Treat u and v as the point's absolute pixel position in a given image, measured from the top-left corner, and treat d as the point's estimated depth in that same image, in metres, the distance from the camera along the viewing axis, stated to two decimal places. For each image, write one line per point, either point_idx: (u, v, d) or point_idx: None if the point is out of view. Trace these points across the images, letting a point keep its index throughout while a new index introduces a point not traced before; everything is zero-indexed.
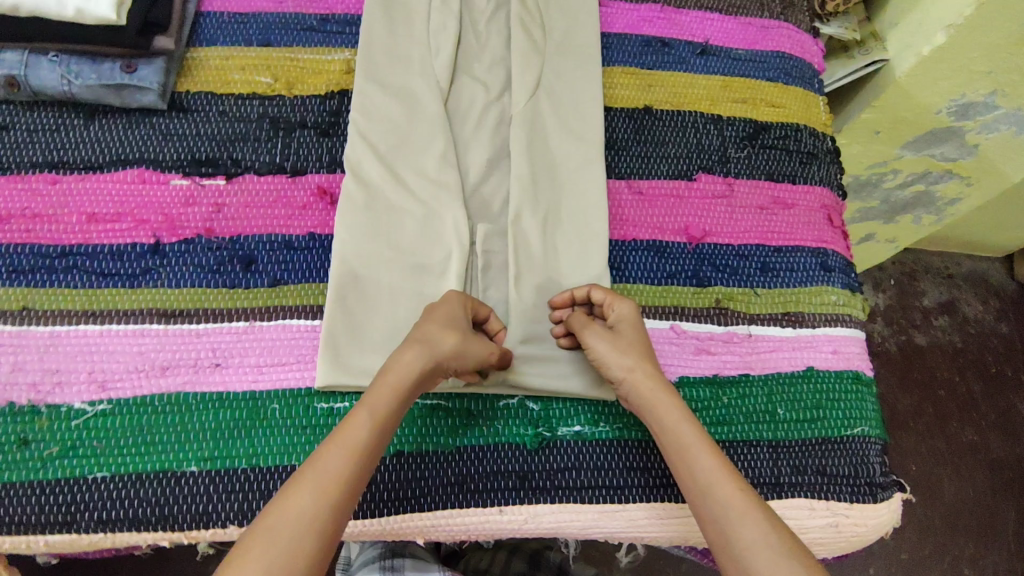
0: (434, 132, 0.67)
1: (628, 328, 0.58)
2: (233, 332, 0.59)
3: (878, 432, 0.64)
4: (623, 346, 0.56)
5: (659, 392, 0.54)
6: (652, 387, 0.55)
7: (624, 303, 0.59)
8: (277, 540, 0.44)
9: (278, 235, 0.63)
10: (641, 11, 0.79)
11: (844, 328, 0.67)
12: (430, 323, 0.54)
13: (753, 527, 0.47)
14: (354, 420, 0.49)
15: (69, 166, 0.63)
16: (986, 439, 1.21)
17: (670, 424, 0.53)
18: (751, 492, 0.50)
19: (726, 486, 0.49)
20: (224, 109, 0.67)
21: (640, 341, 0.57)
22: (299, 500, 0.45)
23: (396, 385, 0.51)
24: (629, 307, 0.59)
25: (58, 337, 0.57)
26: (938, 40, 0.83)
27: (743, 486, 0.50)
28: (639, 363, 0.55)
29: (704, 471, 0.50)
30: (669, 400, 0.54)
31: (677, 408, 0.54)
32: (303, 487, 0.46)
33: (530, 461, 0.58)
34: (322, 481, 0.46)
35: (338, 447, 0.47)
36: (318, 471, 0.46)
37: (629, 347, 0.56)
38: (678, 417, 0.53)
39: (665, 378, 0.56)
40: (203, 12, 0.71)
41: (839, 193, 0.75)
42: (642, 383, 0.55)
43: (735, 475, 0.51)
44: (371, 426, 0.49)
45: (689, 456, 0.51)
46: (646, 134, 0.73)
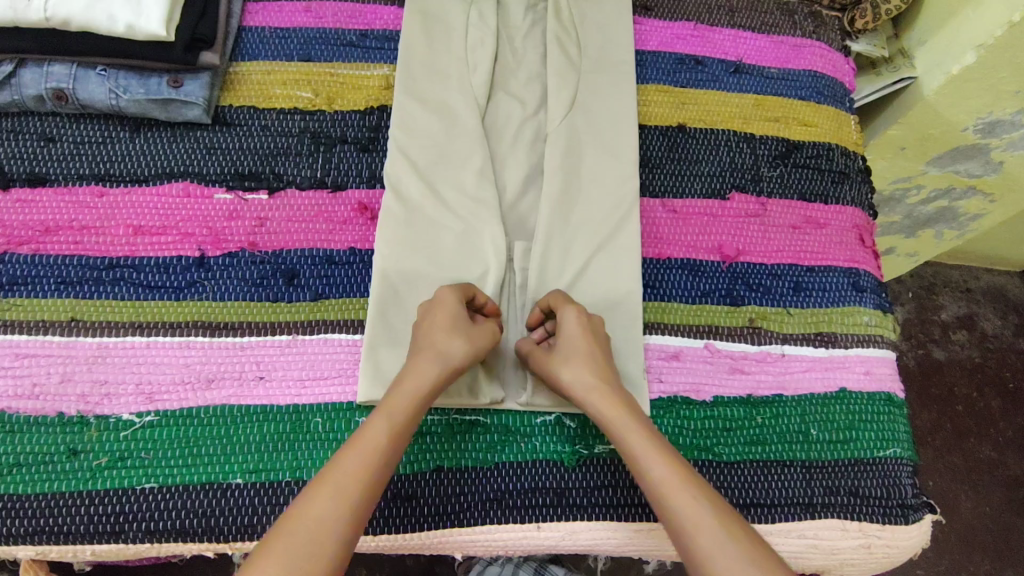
0: (473, 147, 0.68)
1: (574, 336, 0.57)
2: (277, 346, 0.60)
3: (910, 454, 0.65)
4: (572, 359, 0.56)
5: (609, 404, 0.54)
6: (596, 399, 0.55)
7: (570, 309, 0.59)
8: (300, 542, 0.44)
9: (320, 250, 0.64)
10: (676, 29, 0.80)
11: (877, 349, 0.68)
12: (435, 333, 0.56)
13: (712, 530, 0.46)
14: (372, 424, 0.50)
15: (115, 178, 0.64)
16: (1004, 455, 1.22)
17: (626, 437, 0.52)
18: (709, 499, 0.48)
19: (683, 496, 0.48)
20: (266, 123, 0.68)
21: (590, 348, 0.57)
22: (320, 500, 0.46)
23: (417, 385, 0.53)
24: (574, 315, 0.58)
25: (106, 348, 0.58)
26: (968, 61, 0.84)
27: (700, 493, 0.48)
28: (588, 377, 0.55)
29: (657, 480, 0.50)
30: (617, 410, 0.54)
31: (629, 417, 0.53)
32: (322, 492, 0.46)
33: (567, 478, 0.59)
34: (340, 481, 0.47)
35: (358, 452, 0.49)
36: (336, 475, 0.47)
37: (576, 358, 0.56)
38: (627, 428, 0.53)
39: (615, 389, 0.55)
40: (246, 27, 0.72)
41: (870, 212, 0.76)
42: (592, 398, 0.55)
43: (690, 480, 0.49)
44: (382, 428, 0.50)
45: (639, 467, 0.51)
46: (679, 152, 0.74)
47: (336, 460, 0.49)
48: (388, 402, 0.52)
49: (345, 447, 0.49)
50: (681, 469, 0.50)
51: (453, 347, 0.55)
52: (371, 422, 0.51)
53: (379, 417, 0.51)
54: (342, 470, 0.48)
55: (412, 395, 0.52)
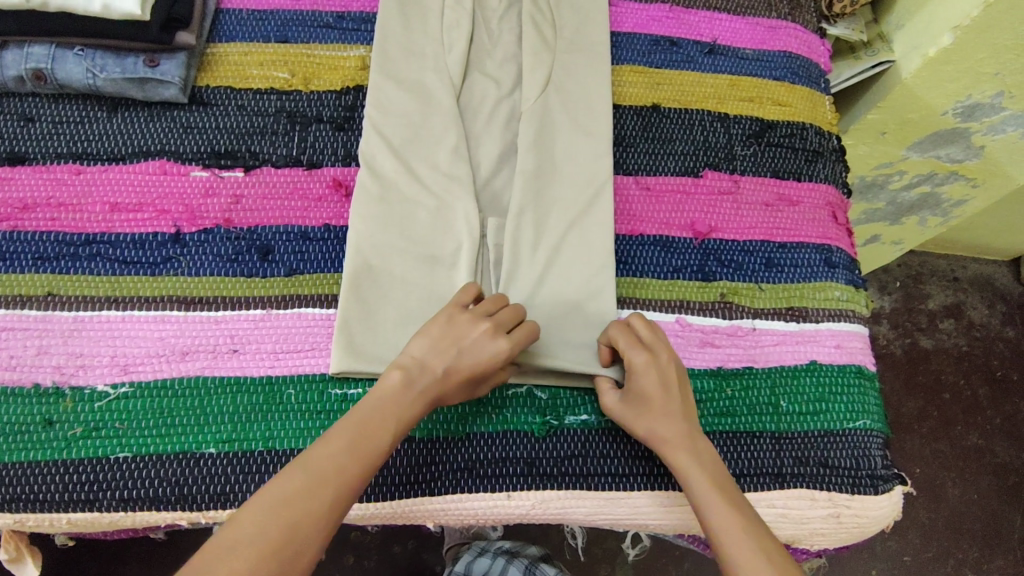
0: (447, 125, 0.69)
1: (648, 384, 0.56)
2: (251, 319, 0.60)
3: (880, 426, 0.65)
4: (645, 409, 0.56)
5: (684, 457, 0.55)
6: (671, 451, 0.55)
7: (642, 357, 0.57)
8: (287, 537, 0.45)
9: (295, 226, 0.65)
10: (651, 11, 0.80)
11: (846, 323, 0.68)
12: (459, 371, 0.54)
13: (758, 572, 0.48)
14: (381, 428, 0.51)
15: (93, 157, 0.65)
16: (991, 442, 1.22)
17: (683, 472, 0.54)
18: (760, 540, 0.50)
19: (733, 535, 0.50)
20: (243, 103, 0.69)
21: (663, 397, 0.56)
22: (316, 494, 0.46)
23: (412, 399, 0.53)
24: (644, 361, 0.56)
25: (82, 322, 0.59)
26: (945, 42, 0.84)
27: (751, 533, 0.50)
28: (656, 433, 0.56)
29: (719, 531, 0.51)
30: (689, 461, 0.54)
31: (700, 467, 0.54)
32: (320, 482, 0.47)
33: (537, 448, 0.59)
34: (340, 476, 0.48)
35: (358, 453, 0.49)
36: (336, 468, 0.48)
37: (650, 406, 0.56)
38: (699, 481, 0.53)
39: (685, 426, 0.56)
40: (224, 9, 0.73)
41: (844, 191, 0.77)
42: (666, 450, 0.55)
43: (744, 521, 0.51)
44: (390, 433, 0.51)
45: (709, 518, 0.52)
46: (653, 131, 0.74)
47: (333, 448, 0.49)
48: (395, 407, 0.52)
49: (344, 437, 0.49)
50: (747, 522, 0.51)
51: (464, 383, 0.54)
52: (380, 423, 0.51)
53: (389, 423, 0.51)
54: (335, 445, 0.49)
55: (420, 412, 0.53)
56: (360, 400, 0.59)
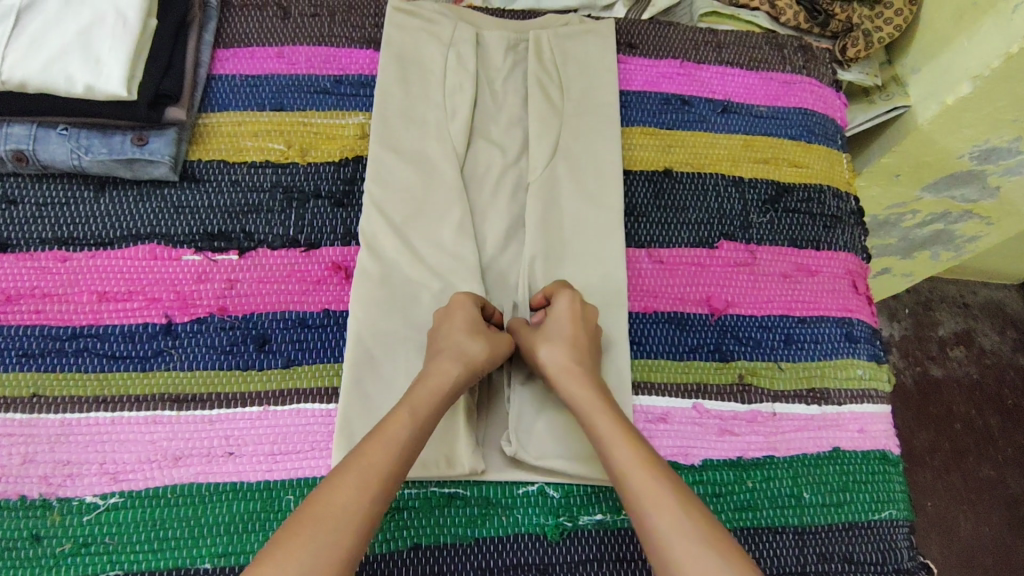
0: (451, 201, 0.65)
1: (566, 321, 0.58)
2: (247, 419, 0.57)
3: (906, 514, 0.63)
4: (553, 336, 0.58)
5: (585, 389, 0.55)
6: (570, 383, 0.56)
7: (565, 296, 0.60)
8: (327, 533, 0.44)
9: (292, 313, 0.61)
10: (661, 67, 0.77)
11: (870, 404, 0.66)
12: (455, 333, 0.56)
13: (668, 515, 0.47)
14: (396, 418, 0.51)
15: (79, 242, 0.62)
16: (1004, 474, 1.19)
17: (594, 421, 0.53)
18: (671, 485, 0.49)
19: (644, 480, 0.49)
20: (236, 178, 0.66)
21: (572, 332, 0.58)
22: (349, 490, 0.46)
23: (435, 387, 0.54)
24: (568, 301, 0.59)
25: (69, 426, 0.56)
26: (964, 91, 0.80)
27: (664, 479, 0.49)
28: (568, 359, 0.57)
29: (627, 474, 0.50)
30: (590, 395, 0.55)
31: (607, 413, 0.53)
32: (348, 480, 0.47)
33: (551, 553, 0.56)
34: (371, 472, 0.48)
35: (383, 444, 0.49)
36: (365, 463, 0.48)
37: (557, 337, 0.58)
38: (600, 411, 0.54)
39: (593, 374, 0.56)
40: (216, 75, 0.70)
41: (864, 256, 0.74)
42: (566, 377, 0.56)
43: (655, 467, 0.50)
44: (410, 424, 0.51)
45: (610, 449, 0.51)
46: (666, 198, 0.71)
47: (360, 446, 0.50)
48: (409, 398, 0.53)
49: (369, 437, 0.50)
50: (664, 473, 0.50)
51: (473, 347, 0.56)
52: (395, 416, 0.51)
53: (403, 413, 0.51)
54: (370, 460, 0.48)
55: (433, 394, 0.53)
56: None
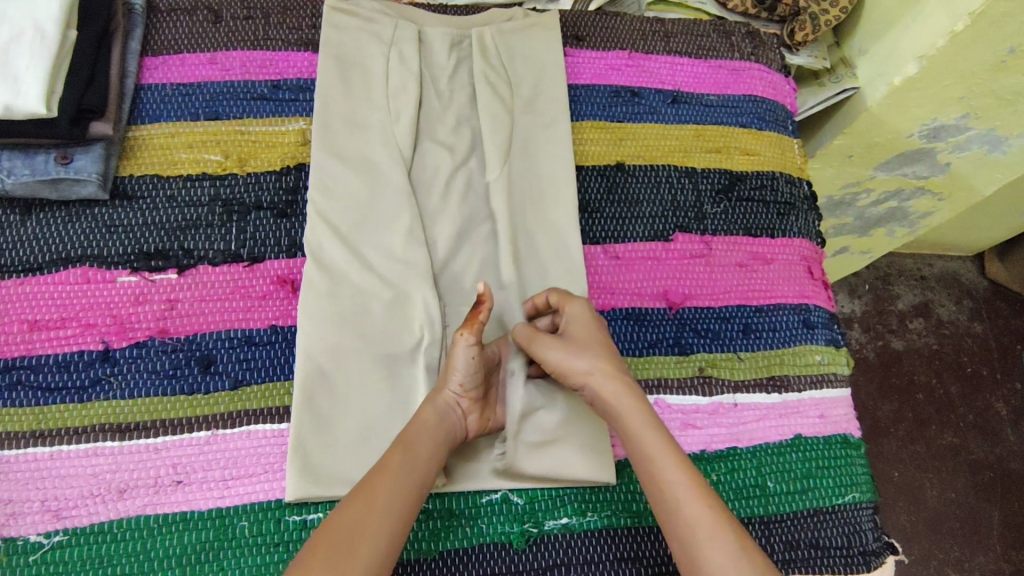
0: (399, 206, 0.64)
1: (587, 329, 0.57)
2: (194, 445, 0.55)
3: (870, 496, 0.63)
4: (586, 351, 0.55)
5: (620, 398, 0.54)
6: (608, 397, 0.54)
7: (580, 305, 0.58)
8: (342, 551, 0.44)
9: (237, 331, 0.59)
10: (609, 59, 0.76)
11: (829, 388, 0.66)
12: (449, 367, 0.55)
13: (715, 538, 0.47)
14: (392, 452, 0.50)
15: (6, 269, 0.59)
16: (966, 440, 1.23)
17: (636, 431, 0.52)
18: (717, 506, 0.48)
19: (691, 499, 0.48)
20: (171, 193, 0.63)
21: (598, 342, 0.56)
22: (356, 507, 0.46)
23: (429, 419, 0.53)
24: (583, 309, 0.58)
25: (5, 464, 0.53)
26: (910, 71, 0.80)
27: (711, 501, 0.48)
28: (595, 364, 0.55)
29: (674, 489, 0.49)
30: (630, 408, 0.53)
31: (655, 426, 0.52)
32: (353, 504, 0.46)
33: (517, 561, 0.55)
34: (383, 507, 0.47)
35: (386, 467, 0.49)
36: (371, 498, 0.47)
37: (593, 351, 0.55)
38: (644, 423, 0.52)
39: (629, 380, 0.55)
40: (145, 85, 0.67)
41: (817, 242, 0.74)
42: (602, 387, 0.54)
43: (701, 484, 0.49)
44: (406, 443, 0.51)
45: (658, 465, 0.50)
46: (619, 193, 0.70)
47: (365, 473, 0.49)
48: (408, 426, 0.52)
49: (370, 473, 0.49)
50: (707, 490, 0.49)
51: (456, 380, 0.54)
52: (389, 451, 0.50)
53: (398, 440, 0.51)
54: (375, 478, 0.48)
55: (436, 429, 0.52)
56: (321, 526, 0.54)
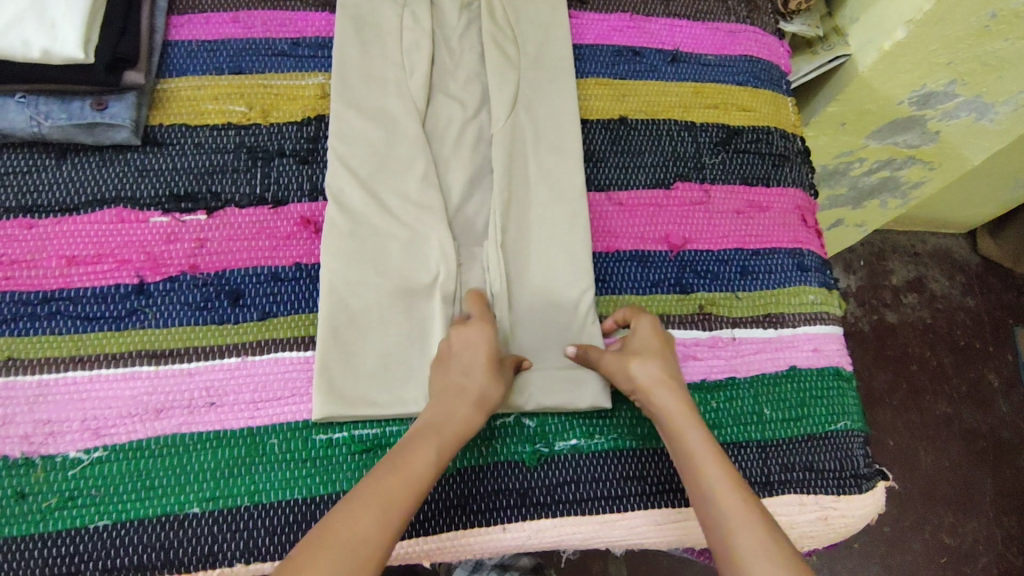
0: (415, 153, 0.67)
1: (651, 340, 0.59)
2: (225, 369, 0.59)
3: (860, 425, 0.67)
4: (643, 357, 0.58)
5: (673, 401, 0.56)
6: (670, 399, 0.56)
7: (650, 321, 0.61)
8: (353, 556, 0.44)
9: (264, 268, 0.63)
10: (612, 21, 0.80)
11: (822, 325, 0.70)
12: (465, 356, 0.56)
13: (748, 530, 0.48)
14: (417, 451, 0.51)
15: (44, 209, 0.62)
16: (959, 409, 1.26)
17: (681, 433, 0.54)
18: (755, 504, 0.50)
19: (730, 495, 0.50)
20: (199, 141, 0.66)
21: (662, 353, 0.59)
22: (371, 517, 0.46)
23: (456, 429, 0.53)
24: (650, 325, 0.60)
25: (46, 386, 0.57)
26: (899, 36, 0.83)
27: (749, 498, 0.50)
28: (651, 370, 0.57)
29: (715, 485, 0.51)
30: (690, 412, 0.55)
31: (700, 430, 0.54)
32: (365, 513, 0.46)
33: (530, 477, 0.59)
34: (386, 501, 0.47)
35: (403, 478, 0.49)
36: (377, 492, 0.47)
37: (649, 357, 0.58)
38: (690, 426, 0.54)
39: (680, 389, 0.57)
40: (172, 42, 0.70)
41: (811, 193, 0.78)
42: (655, 392, 0.56)
43: (741, 484, 0.51)
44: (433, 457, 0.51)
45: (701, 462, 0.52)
46: (622, 144, 0.74)
47: (379, 474, 0.49)
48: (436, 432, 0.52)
49: (391, 467, 0.49)
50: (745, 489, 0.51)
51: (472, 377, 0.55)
52: (416, 452, 0.51)
53: (426, 451, 0.51)
54: (392, 488, 0.48)
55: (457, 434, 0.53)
56: (346, 444, 0.58)
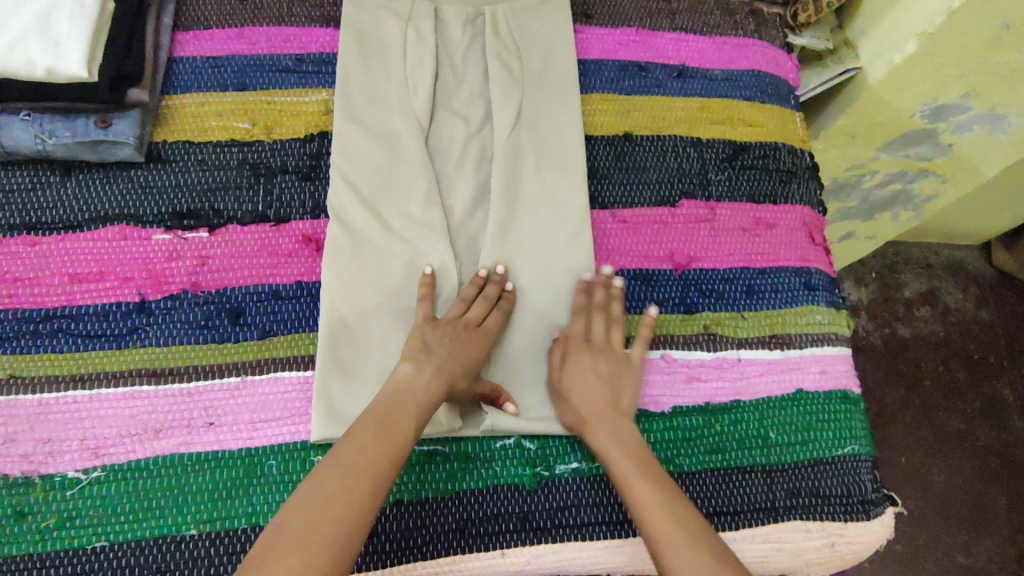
0: (417, 171, 0.67)
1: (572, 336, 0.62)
2: (225, 389, 0.58)
3: (868, 449, 0.66)
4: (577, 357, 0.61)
5: (585, 400, 0.59)
6: (600, 426, 0.57)
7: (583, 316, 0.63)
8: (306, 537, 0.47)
9: (265, 286, 0.62)
10: (617, 35, 0.79)
11: (830, 347, 0.69)
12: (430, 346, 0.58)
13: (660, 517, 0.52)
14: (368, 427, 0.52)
15: (48, 226, 0.62)
16: (972, 426, 1.24)
17: (594, 432, 0.57)
18: (664, 490, 0.53)
19: (641, 485, 0.54)
20: (202, 158, 0.66)
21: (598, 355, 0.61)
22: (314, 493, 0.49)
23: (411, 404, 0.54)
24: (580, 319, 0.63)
25: (47, 405, 0.57)
26: (910, 50, 0.82)
27: (658, 485, 0.54)
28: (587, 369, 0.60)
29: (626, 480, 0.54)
30: (637, 468, 0.55)
31: (608, 427, 0.57)
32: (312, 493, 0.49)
33: (530, 501, 0.58)
34: (339, 477, 0.50)
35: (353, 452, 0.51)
36: (326, 471, 0.50)
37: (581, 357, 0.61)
38: (599, 422, 0.58)
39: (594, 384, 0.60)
40: (177, 58, 0.70)
41: (819, 210, 0.77)
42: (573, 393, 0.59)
43: (650, 472, 0.55)
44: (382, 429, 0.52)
45: (611, 459, 0.56)
46: (627, 161, 0.73)
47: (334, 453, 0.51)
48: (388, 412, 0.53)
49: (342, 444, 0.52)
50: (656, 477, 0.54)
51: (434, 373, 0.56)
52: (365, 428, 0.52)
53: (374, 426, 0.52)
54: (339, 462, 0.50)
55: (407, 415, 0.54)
56: None
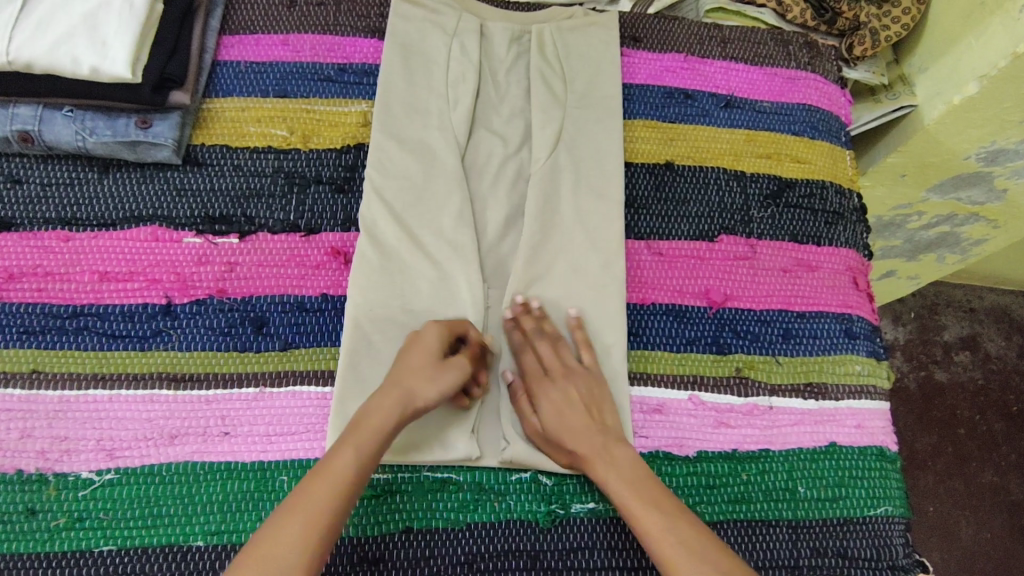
0: (451, 189, 0.65)
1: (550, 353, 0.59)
2: (243, 400, 0.58)
3: (903, 511, 0.62)
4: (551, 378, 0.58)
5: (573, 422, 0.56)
6: (587, 449, 0.55)
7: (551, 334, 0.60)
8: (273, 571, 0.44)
9: (291, 296, 0.62)
10: (665, 61, 0.77)
11: (868, 400, 0.65)
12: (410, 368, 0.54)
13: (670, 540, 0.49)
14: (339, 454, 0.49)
15: (82, 223, 0.63)
16: (1008, 480, 1.18)
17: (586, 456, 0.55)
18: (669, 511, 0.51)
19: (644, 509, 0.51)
20: (238, 163, 0.66)
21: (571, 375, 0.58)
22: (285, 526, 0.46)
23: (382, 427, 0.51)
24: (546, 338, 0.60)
25: (67, 403, 0.57)
26: (971, 91, 0.77)
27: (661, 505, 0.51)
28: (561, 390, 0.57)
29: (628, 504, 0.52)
30: (637, 491, 0.52)
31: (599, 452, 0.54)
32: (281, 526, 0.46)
33: (542, 540, 0.56)
34: (308, 507, 0.47)
35: (325, 483, 0.48)
36: (298, 499, 0.47)
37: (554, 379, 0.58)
38: (587, 445, 0.55)
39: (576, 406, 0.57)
40: (221, 61, 0.71)
41: (865, 254, 0.74)
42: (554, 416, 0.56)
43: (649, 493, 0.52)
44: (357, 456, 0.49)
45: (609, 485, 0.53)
46: (666, 191, 0.71)
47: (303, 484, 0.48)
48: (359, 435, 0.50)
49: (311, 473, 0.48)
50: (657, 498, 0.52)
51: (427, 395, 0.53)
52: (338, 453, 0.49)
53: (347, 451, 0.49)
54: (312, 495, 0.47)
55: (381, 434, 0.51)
56: None
